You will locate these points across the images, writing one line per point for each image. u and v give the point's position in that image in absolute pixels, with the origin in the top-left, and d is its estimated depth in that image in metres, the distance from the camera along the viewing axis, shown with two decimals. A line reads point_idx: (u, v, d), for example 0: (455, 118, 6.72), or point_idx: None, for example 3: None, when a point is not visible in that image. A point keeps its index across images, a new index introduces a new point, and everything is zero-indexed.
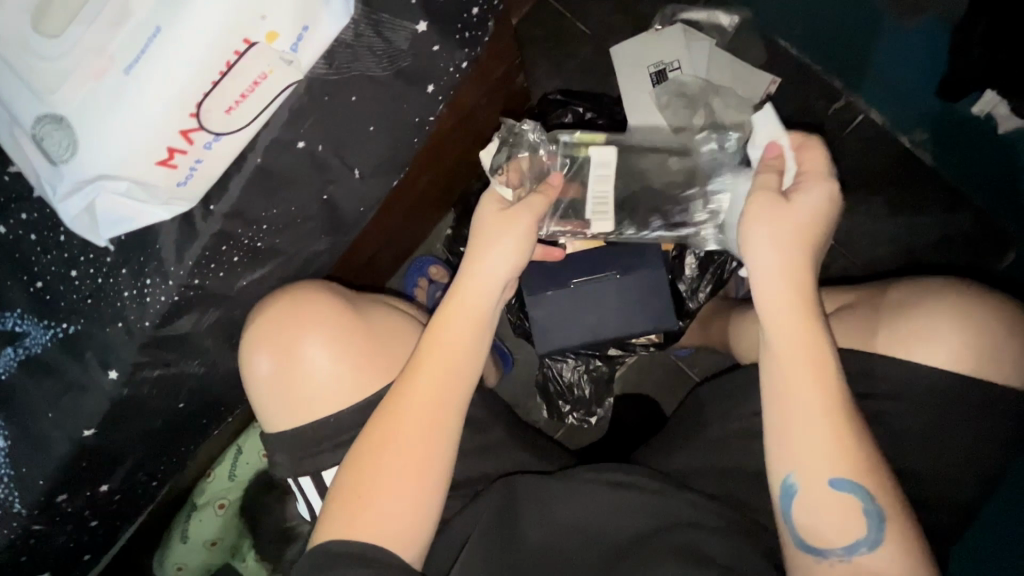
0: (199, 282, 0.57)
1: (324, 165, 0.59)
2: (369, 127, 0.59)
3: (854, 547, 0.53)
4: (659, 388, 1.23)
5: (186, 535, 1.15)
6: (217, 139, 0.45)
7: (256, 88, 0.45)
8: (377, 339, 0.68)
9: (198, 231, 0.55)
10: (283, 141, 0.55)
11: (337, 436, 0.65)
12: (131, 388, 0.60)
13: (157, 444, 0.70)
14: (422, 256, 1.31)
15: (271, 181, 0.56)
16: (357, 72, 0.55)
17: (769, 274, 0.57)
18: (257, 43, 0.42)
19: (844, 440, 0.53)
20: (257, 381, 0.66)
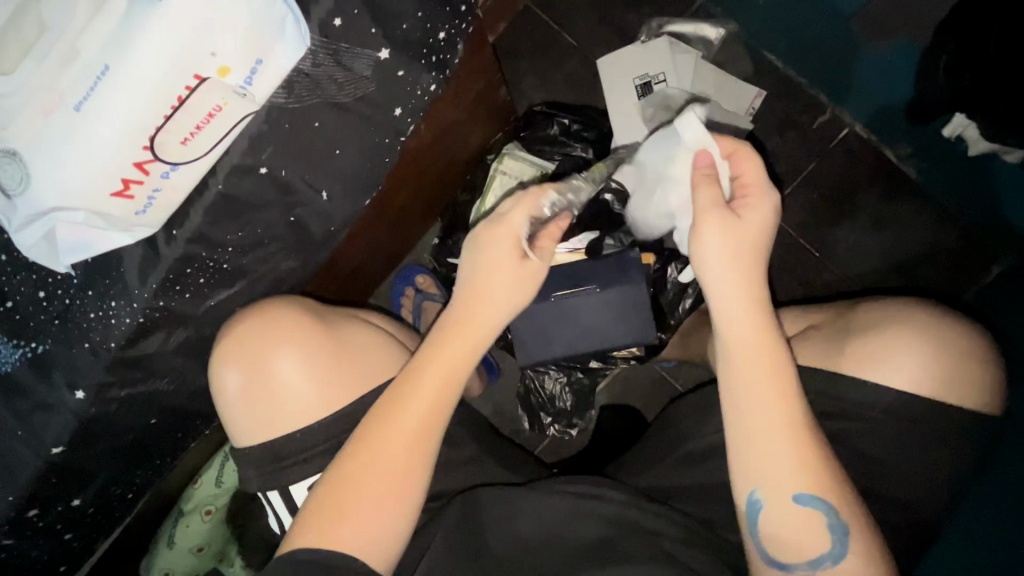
0: (164, 303, 0.58)
1: (290, 189, 0.59)
2: (336, 151, 0.60)
3: (818, 560, 0.52)
4: (643, 399, 1.24)
5: (173, 540, 1.16)
6: (174, 169, 0.46)
7: (211, 120, 0.45)
8: (346, 354, 0.68)
9: (160, 255, 0.55)
10: (245, 167, 0.55)
11: (304, 454, 0.66)
12: (98, 407, 0.61)
13: (130, 458, 0.71)
14: (410, 265, 1.32)
15: (235, 206, 0.57)
16: (319, 99, 0.55)
17: (725, 291, 0.55)
18: (209, 78, 0.43)
19: (810, 454, 0.52)
20: (227, 395, 0.67)
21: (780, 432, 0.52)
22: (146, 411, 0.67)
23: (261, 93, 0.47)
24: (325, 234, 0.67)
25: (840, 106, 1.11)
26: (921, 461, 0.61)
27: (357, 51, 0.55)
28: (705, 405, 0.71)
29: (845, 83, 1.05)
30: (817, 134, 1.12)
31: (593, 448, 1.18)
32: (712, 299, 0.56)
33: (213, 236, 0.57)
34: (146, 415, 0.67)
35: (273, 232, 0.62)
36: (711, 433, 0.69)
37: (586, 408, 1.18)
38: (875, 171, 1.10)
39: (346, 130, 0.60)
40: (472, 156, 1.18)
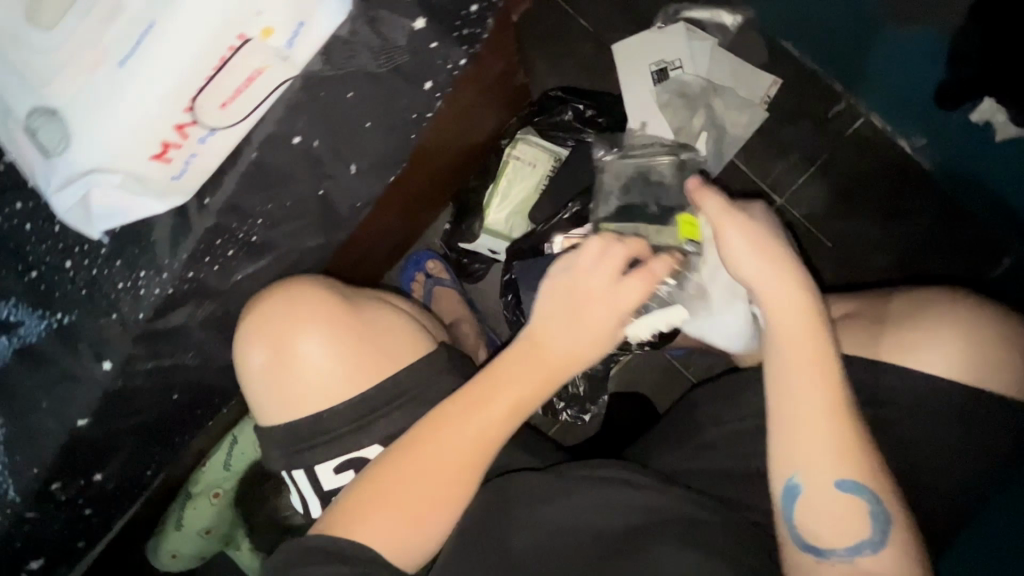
0: (194, 274, 0.57)
1: (321, 161, 0.59)
2: (367, 124, 0.60)
3: (858, 548, 0.52)
4: (655, 387, 1.24)
5: (181, 523, 1.16)
6: (212, 133, 0.46)
7: (252, 83, 0.45)
8: (369, 334, 0.68)
9: (191, 224, 0.54)
10: (279, 136, 0.54)
11: (330, 432, 0.65)
12: (125, 379, 0.60)
13: (151, 434, 0.70)
14: (421, 250, 1.31)
15: (266, 177, 0.56)
16: (355, 69, 0.54)
17: (774, 287, 0.55)
18: (252, 39, 0.43)
19: (853, 444, 0.52)
20: (253, 373, 0.67)
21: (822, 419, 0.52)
22: (169, 387, 0.66)
23: (300, 57, 0.47)
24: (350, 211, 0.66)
25: (856, 95, 1.10)
26: (951, 444, 0.61)
27: (394, 20, 0.54)
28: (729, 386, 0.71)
29: (863, 71, 1.04)
30: (832, 123, 1.12)
31: (605, 434, 1.18)
32: (755, 292, 0.56)
33: (244, 206, 0.56)
34: (168, 390, 0.67)
35: (301, 206, 0.61)
36: (738, 416, 0.69)
37: (599, 394, 1.18)
38: (891, 161, 1.09)
39: (377, 102, 0.59)
40: (487, 141, 1.18)
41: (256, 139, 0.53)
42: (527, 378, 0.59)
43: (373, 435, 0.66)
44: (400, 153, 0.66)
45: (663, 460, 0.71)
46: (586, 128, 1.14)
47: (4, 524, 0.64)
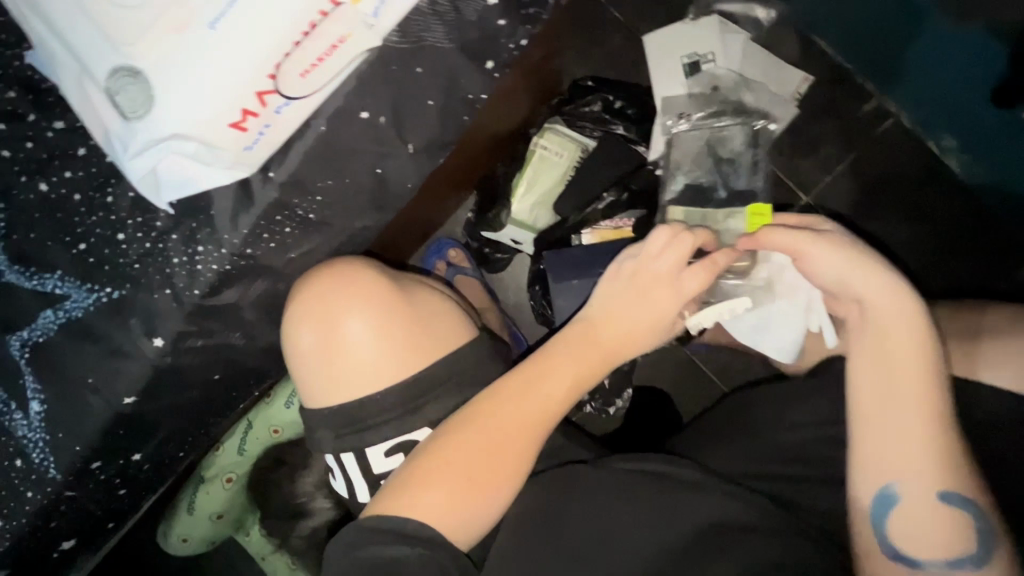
0: (251, 252, 0.56)
1: (382, 139, 0.57)
2: (427, 102, 0.57)
3: (957, 562, 0.50)
4: (676, 382, 1.24)
5: (193, 507, 1.16)
6: (288, 103, 0.45)
7: (334, 51, 0.44)
8: (420, 317, 0.66)
9: (254, 198, 0.54)
10: (347, 111, 0.54)
11: (378, 416, 0.64)
12: (175, 356, 0.59)
13: (189, 414, 0.69)
14: (442, 238, 1.29)
15: (328, 153, 0.54)
16: (427, 42, 0.54)
17: (880, 294, 0.54)
18: (342, 4, 0.43)
19: (960, 455, 0.50)
20: (300, 354, 0.65)
21: (927, 425, 0.51)
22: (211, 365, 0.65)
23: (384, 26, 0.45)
24: (401, 191, 0.63)
25: (887, 94, 1.09)
26: None
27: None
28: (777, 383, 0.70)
29: (897, 69, 1.02)
30: (862, 121, 1.11)
31: (628, 428, 1.17)
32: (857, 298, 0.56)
33: (306, 181, 0.55)
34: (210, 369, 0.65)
35: (358, 185, 0.60)
36: (788, 413, 0.68)
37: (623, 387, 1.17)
38: (920, 162, 1.09)
39: (441, 80, 0.57)
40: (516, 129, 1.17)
41: (323, 114, 0.53)
42: (586, 362, 0.60)
43: (421, 420, 0.65)
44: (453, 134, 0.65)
45: (706, 453, 0.70)
46: (616, 117, 1.13)
47: (41, 503, 0.62)
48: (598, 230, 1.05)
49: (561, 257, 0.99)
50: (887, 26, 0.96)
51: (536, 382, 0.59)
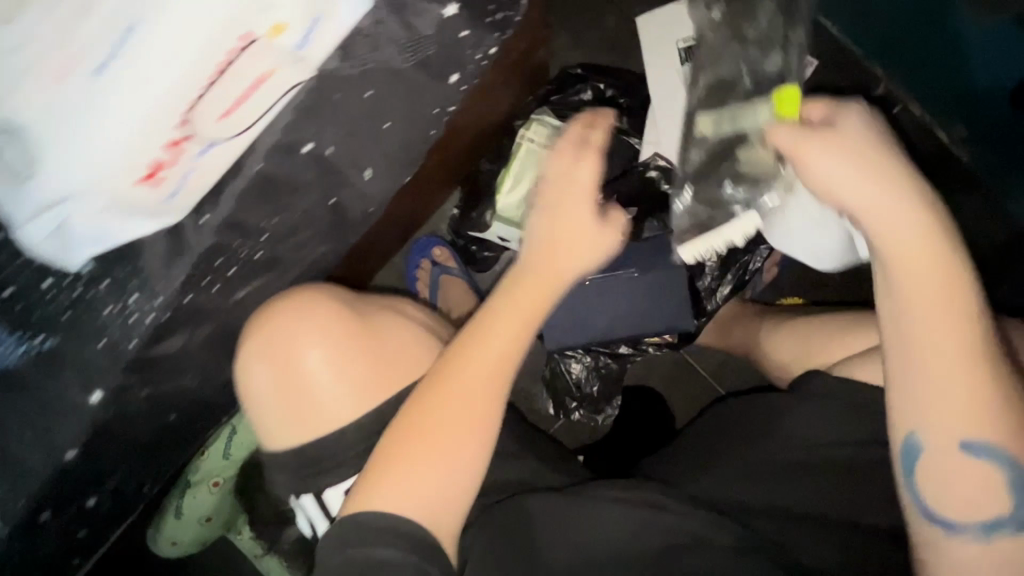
0: (190, 299, 0.51)
1: (333, 169, 0.52)
2: (383, 124, 0.52)
3: (991, 519, 0.47)
4: (668, 386, 1.19)
5: (179, 511, 1.08)
6: (208, 148, 0.44)
7: (254, 91, 0.43)
8: (383, 350, 0.61)
9: (187, 246, 0.48)
10: (285, 146, 0.47)
11: (339, 460, 0.60)
12: (117, 407, 0.55)
13: (146, 453, 0.65)
14: (426, 236, 1.22)
15: (272, 190, 0.49)
16: (377, 65, 0.47)
17: (887, 211, 0.45)
18: (258, 38, 0.40)
19: (994, 399, 0.45)
20: (255, 394, 0.61)
21: (959, 366, 0.45)
22: (162, 408, 0.61)
23: (314, 62, 0.44)
24: (363, 217, 0.60)
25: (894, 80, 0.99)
26: None
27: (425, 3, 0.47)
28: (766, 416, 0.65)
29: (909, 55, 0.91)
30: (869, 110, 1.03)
31: (618, 435, 1.14)
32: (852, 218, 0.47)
33: (247, 222, 0.50)
34: (162, 411, 0.61)
35: (309, 215, 0.54)
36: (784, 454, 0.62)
37: (613, 394, 1.14)
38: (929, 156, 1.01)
39: (396, 98, 0.51)
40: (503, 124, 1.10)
41: (258, 150, 0.47)
42: (527, 306, 0.54)
43: None
44: (416, 152, 0.59)
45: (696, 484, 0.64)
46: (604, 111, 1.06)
47: None
48: None
49: None
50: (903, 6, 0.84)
51: (474, 338, 0.54)
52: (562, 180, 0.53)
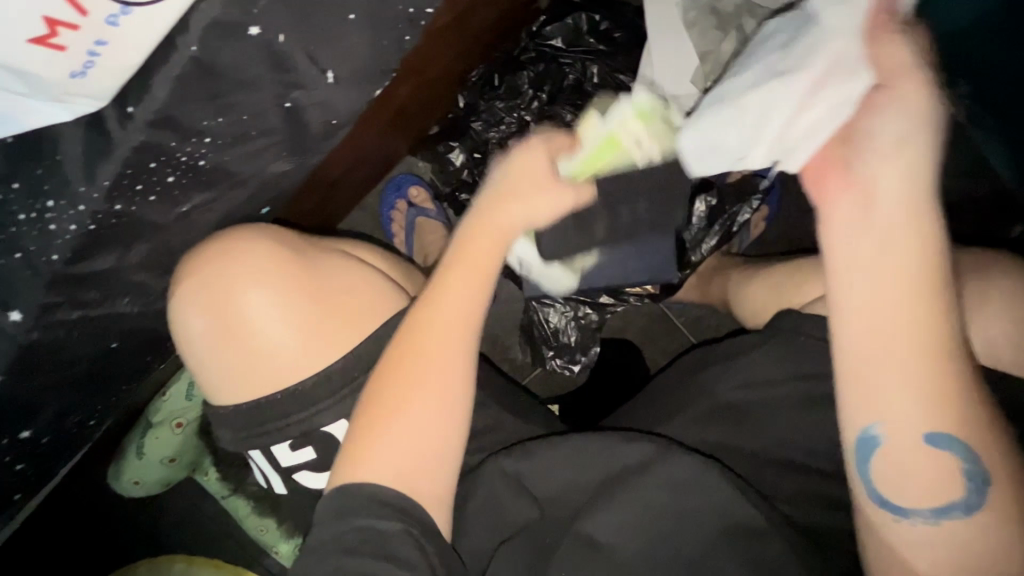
0: (120, 207, 0.58)
1: (290, 65, 0.58)
2: (347, 16, 0.58)
3: None
4: (643, 336, 1.21)
5: (142, 451, 1.18)
6: (125, 10, 0.45)
7: None
8: (319, 299, 0.67)
9: (115, 141, 0.54)
10: (229, 24, 0.51)
11: (275, 381, 0.65)
12: (61, 294, 0.60)
13: (102, 360, 0.71)
14: (401, 174, 1.30)
15: (209, 77, 0.54)
16: None
17: None
18: None
19: None
20: (195, 337, 0.66)
21: None
22: (119, 290, 0.66)
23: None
24: (325, 128, 0.68)
25: None
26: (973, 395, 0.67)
27: None
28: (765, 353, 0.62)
29: None
30: None
31: (595, 386, 1.13)
32: None
33: (181, 119, 0.56)
34: (119, 297, 0.67)
35: (264, 114, 0.61)
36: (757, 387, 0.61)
37: (590, 345, 1.12)
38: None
39: None
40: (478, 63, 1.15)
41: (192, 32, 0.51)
42: (469, 281, 0.67)
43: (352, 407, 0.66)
44: (388, 60, 0.66)
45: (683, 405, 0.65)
46: (588, 86, 1.13)
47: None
48: None
49: None
50: None
51: (440, 301, 0.66)
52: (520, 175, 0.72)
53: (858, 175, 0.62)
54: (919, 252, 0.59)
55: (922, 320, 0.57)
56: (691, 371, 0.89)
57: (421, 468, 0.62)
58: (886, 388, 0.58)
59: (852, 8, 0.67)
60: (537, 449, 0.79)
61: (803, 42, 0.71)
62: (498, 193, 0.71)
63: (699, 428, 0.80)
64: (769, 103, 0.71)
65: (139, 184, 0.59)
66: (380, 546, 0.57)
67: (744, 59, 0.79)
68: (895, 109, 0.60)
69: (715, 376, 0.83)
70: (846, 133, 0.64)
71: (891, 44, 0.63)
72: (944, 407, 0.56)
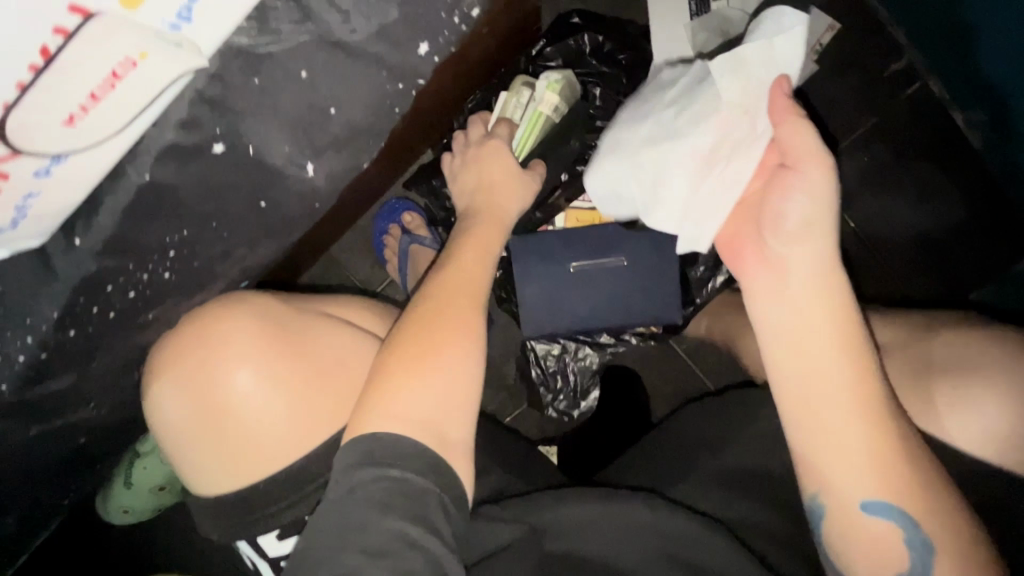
0: (74, 333, 0.53)
1: (269, 170, 0.52)
2: (331, 110, 0.52)
3: None
4: (644, 369, 1.16)
5: (131, 481, 1.06)
6: (57, 161, 0.39)
7: (108, 89, 0.37)
8: (311, 372, 0.62)
9: (57, 275, 0.49)
10: (188, 147, 0.46)
11: (257, 468, 0.60)
12: (12, 419, 0.55)
13: (73, 452, 0.67)
14: (396, 199, 1.25)
15: (158, 200, 0.48)
16: (306, 38, 0.45)
17: None
18: (96, 49, 0.34)
19: None
20: (171, 425, 0.61)
21: None
22: (85, 398, 0.62)
23: (207, 46, 0.40)
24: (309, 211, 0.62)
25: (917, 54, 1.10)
26: None
27: None
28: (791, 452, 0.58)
29: (932, 30, 1.02)
30: (886, 82, 1.13)
31: (595, 431, 1.09)
32: None
33: (134, 238, 0.50)
34: (85, 404, 0.62)
35: (240, 214, 0.55)
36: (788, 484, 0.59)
37: (590, 390, 1.09)
38: (891, 164, 1.15)
39: (337, 80, 0.49)
40: (476, 90, 1.09)
41: (142, 161, 0.45)
42: (478, 254, 0.74)
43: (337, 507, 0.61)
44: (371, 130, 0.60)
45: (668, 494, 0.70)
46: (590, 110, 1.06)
47: None
48: (572, 211, 1.02)
49: (532, 245, 0.98)
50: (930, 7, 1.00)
51: (452, 270, 0.70)
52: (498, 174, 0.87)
53: (770, 249, 0.62)
54: (837, 330, 0.58)
55: (849, 399, 0.56)
56: (701, 422, 0.82)
57: (451, 418, 0.60)
58: (827, 451, 0.57)
59: (745, 75, 0.64)
60: (541, 508, 0.72)
61: (700, 103, 0.68)
62: (490, 197, 0.85)
63: (714, 495, 0.73)
64: (670, 162, 0.70)
65: (95, 305, 0.53)
66: (407, 506, 0.54)
67: (637, 100, 0.77)
68: (803, 192, 0.57)
69: (724, 434, 0.78)
70: (759, 214, 0.62)
71: (791, 123, 0.57)
72: (883, 473, 0.55)
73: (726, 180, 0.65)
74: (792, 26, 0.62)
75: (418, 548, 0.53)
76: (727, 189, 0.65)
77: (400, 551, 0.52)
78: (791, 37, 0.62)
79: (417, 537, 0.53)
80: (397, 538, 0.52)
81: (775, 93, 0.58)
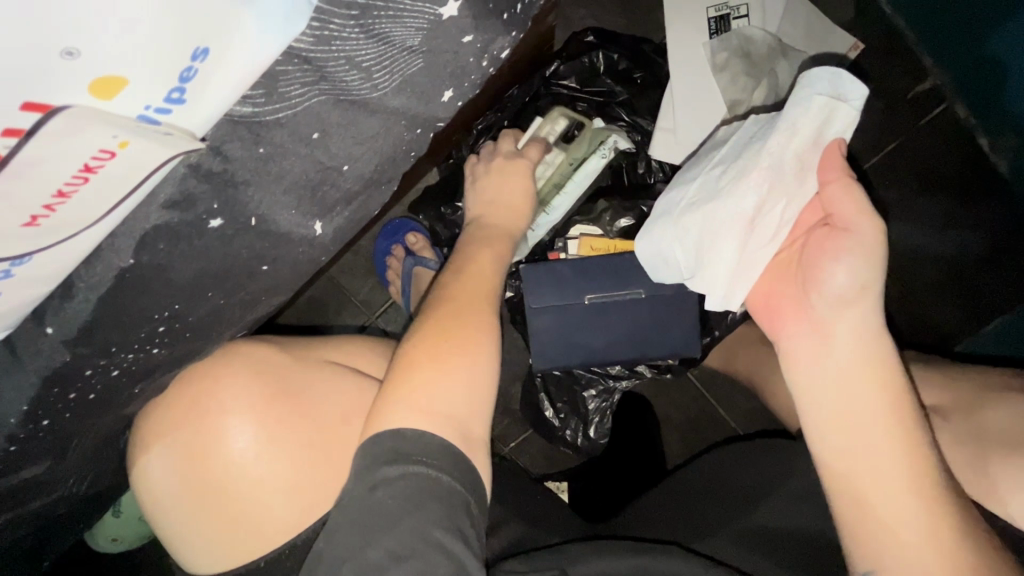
0: (47, 424, 0.48)
1: (278, 237, 0.46)
2: (344, 166, 0.44)
3: None
4: (659, 398, 1.12)
5: (119, 510, 0.95)
6: (18, 262, 0.33)
7: (80, 181, 0.31)
8: (311, 422, 0.58)
9: (23, 366, 0.43)
10: (184, 225, 0.39)
11: (252, 530, 0.55)
12: None
13: (49, 519, 0.62)
14: (399, 219, 1.19)
15: (140, 284, 0.42)
16: (316, 98, 0.37)
17: None
18: (63, 137, 0.28)
19: None
20: (163, 487, 0.57)
21: None
22: (65, 475, 0.57)
23: (201, 128, 0.34)
24: (314, 265, 0.57)
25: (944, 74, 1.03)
26: None
27: (401, 10, 0.34)
28: (848, 507, 0.53)
29: (954, 53, 0.97)
30: (911, 106, 1.05)
31: (608, 464, 1.05)
32: None
33: (112, 325, 0.44)
34: (64, 479, 0.58)
35: (240, 283, 0.49)
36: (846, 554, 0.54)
37: (603, 425, 1.03)
38: (918, 193, 1.07)
39: (358, 143, 0.42)
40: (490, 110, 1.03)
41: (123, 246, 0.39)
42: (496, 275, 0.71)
43: None
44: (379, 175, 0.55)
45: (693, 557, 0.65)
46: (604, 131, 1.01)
47: None
48: (586, 239, 0.97)
49: (544, 275, 0.93)
50: (953, 24, 0.93)
51: (474, 281, 0.67)
52: (517, 203, 0.84)
53: (814, 312, 0.59)
54: (885, 390, 0.54)
55: (904, 465, 0.51)
56: (729, 473, 0.78)
57: (472, 415, 0.54)
58: (880, 513, 0.51)
59: (791, 133, 0.59)
60: (556, 562, 0.68)
61: (743, 160, 0.64)
62: (507, 225, 0.81)
63: (741, 552, 0.68)
64: (712, 226, 0.65)
65: (72, 392, 0.48)
66: (437, 505, 0.47)
67: (691, 162, 0.74)
68: (848, 252, 0.55)
69: (754, 491, 0.74)
70: (803, 274, 0.60)
71: (842, 183, 0.55)
72: (940, 539, 0.49)
73: (760, 234, 0.62)
74: (851, 94, 0.58)
75: (446, 551, 0.46)
76: (760, 246, 0.62)
77: (429, 553, 0.46)
78: (845, 105, 0.58)
79: (442, 541, 0.47)
80: (425, 537, 0.46)
81: (830, 153, 0.57)
